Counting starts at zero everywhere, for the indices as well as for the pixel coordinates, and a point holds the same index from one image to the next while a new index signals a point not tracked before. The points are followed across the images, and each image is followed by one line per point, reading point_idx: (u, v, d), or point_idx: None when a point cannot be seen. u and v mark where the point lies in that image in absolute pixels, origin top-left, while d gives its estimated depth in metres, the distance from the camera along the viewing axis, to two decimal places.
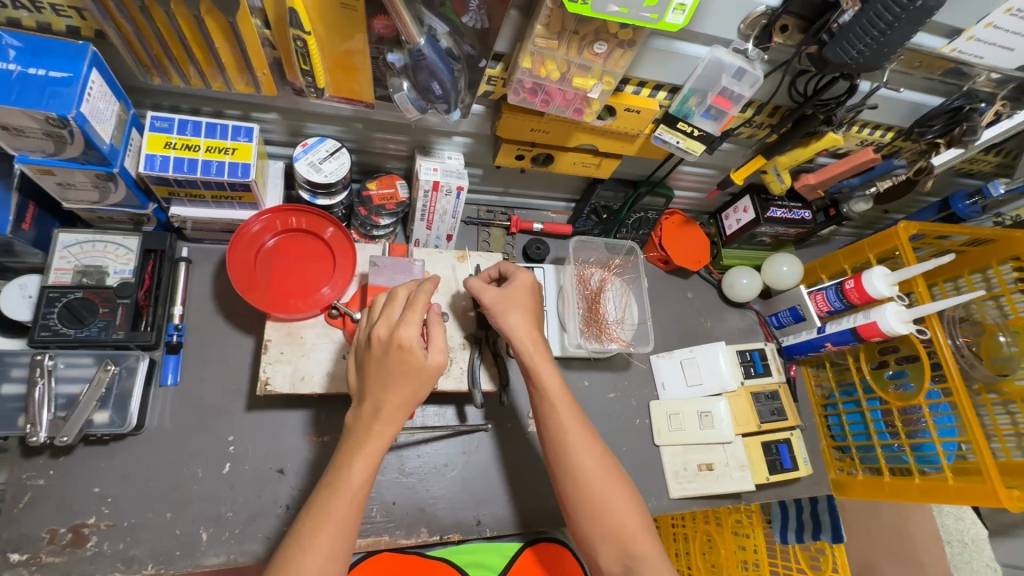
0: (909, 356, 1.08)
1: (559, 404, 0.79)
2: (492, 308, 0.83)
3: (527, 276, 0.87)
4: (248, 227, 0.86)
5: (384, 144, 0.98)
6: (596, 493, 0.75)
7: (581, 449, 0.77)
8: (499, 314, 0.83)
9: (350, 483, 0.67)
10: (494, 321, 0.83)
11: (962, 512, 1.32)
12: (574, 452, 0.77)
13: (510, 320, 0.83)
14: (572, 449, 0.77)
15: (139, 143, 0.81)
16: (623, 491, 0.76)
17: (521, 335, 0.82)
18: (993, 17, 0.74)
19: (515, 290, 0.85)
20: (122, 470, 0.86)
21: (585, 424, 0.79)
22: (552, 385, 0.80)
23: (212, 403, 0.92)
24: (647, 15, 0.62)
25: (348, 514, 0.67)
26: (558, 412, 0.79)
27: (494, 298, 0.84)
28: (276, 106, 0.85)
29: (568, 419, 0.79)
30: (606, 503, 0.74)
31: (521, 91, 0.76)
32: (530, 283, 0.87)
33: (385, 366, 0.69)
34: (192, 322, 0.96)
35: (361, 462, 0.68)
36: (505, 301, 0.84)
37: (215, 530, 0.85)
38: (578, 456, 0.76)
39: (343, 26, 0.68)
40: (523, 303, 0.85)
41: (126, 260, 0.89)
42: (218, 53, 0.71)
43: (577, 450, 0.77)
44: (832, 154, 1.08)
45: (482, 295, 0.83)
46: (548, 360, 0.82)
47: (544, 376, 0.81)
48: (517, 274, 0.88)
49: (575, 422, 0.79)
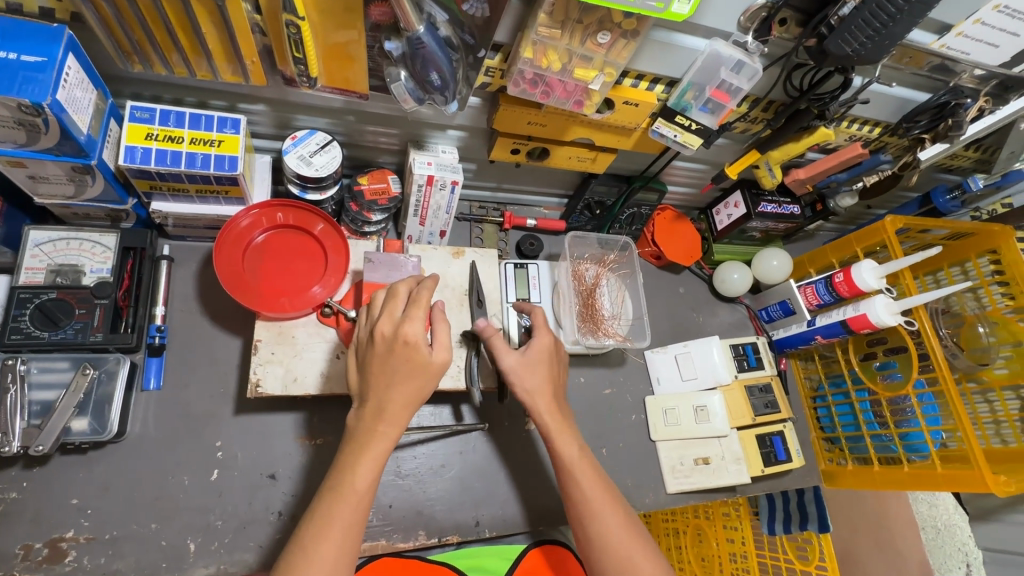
0: (896, 347, 1.11)
1: (580, 471, 0.80)
2: (511, 372, 0.84)
3: (549, 338, 0.88)
4: (236, 221, 0.83)
5: (375, 137, 0.95)
6: (624, 558, 0.74)
7: (607, 515, 0.77)
8: (518, 378, 0.84)
9: (355, 488, 0.65)
10: (511, 383, 0.84)
11: (936, 499, 1.38)
12: (598, 519, 0.76)
13: (523, 379, 0.84)
14: (596, 517, 0.77)
15: (118, 135, 0.76)
16: (649, 553, 0.75)
17: (534, 391, 0.84)
18: (982, 13, 0.76)
19: (537, 353, 0.86)
20: (102, 481, 0.81)
21: (607, 488, 0.79)
22: (573, 454, 0.81)
23: (198, 408, 0.88)
24: (653, 4, 0.61)
25: (354, 518, 0.64)
26: (581, 479, 0.79)
27: (518, 360, 0.85)
28: (264, 97, 0.82)
29: (591, 485, 0.79)
30: (634, 567, 0.73)
31: (521, 82, 0.74)
32: (550, 344, 0.88)
33: (389, 365, 0.67)
34: (175, 323, 0.91)
35: (366, 465, 0.66)
36: (527, 363, 0.85)
37: (204, 540, 0.82)
38: (603, 523, 0.76)
39: (338, 14, 0.65)
40: (544, 368, 0.86)
41: (104, 258, 0.85)
42: (205, 40, 0.67)
43: (602, 516, 0.76)
44: (821, 150, 1.09)
45: (504, 359, 0.84)
46: (565, 428, 0.83)
47: (562, 446, 0.82)
48: (538, 336, 0.88)
49: (598, 488, 0.79)
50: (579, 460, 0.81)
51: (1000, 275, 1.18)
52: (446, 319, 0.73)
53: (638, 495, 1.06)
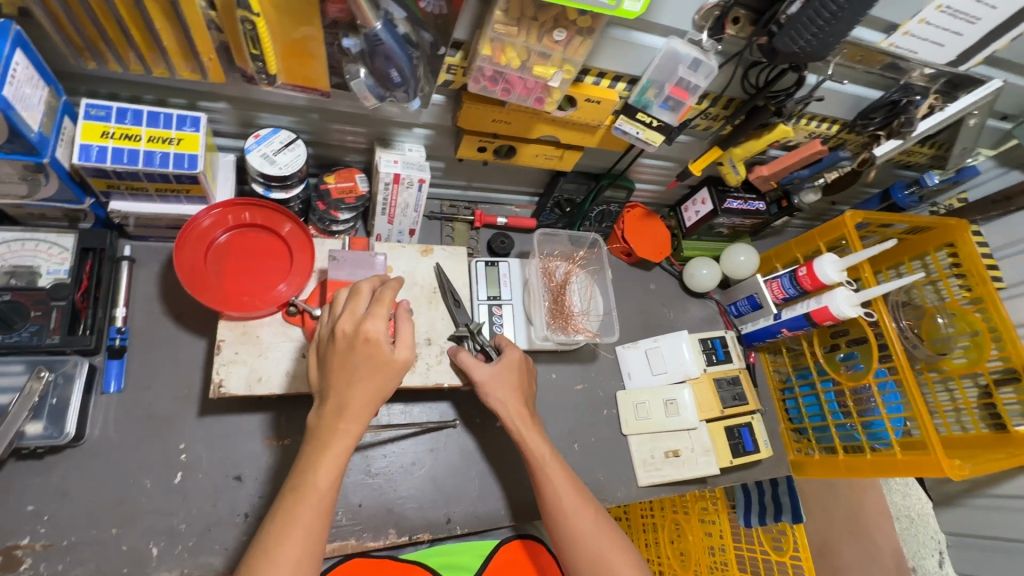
0: (858, 339, 1.14)
1: (550, 468, 0.84)
2: (484, 384, 0.88)
3: (517, 352, 0.93)
4: (197, 221, 0.82)
5: (342, 136, 0.95)
6: (597, 553, 0.78)
7: (578, 511, 0.81)
8: (491, 391, 0.89)
9: (317, 487, 0.65)
10: (485, 395, 0.89)
11: (908, 489, 1.40)
12: (570, 514, 0.81)
13: (492, 391, 0.89)
14: (567, 513, 0.81)
15: (72, 133, 0.75)
16: (622, 551, 0.78)
17: (506, 398, 0.89)
18: (925, 12, 0.79)
19: (507, 365, 0.91)
20: (60, 486, 0.79)
21: (576, 486, 0.84)
22: (542, 452, 0.86)
23: (161, 410, 0.86)
24: (605, 1, 0.62)
25: (317, 517, 0.64)
26: (552, 475, 0.84)
27: (485, 375, 0.88)
28: (225, 95, 0.81)
29: (559, 483, 0.83)
30: (608, 564, 0.77)
31: (481, 79, 0.75)
32: (519, 355, 0.93)
33: (352, 364, 0.67)
34: (136, 324, 0.90)
35: (328, 464, 0.66)
36: (496, 378, 0.89)
37: (167, 544, 0.80)
38: (575, 517, 0.80)
39: (295, 11, 0.66)
40: (512, 378, 0.91)
41: (61, 260, 0.83)
42: (161, 38, 0.67)
43: (574, 511, 0.81)
44: (782, 147, 1.12)
45: (476, 374, 0.88)
46: (536, 430, 0.88)
47: (533, 445, 0.86)
48: (508, 350, 0.93)
49: (567, 485, 0.83)
50: (548, 457, 0.85)
51: (958, 267, 1.22)
52: (410, 317, 0.73)
53: (610, 489, 1.07)
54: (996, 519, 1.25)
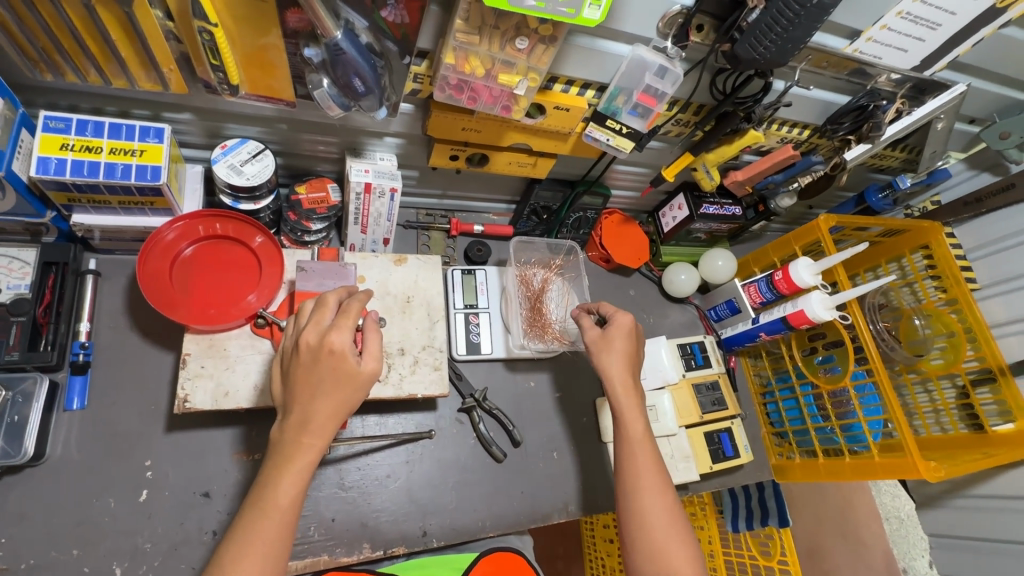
0: (835, 342, 1.14)
1: (640, 449, 0.85)
2: (592, 343, 0.94)
3: (627, 318, 0.95)
4: (160, 234, 0.81)
5: (312, 146, 0.94)
6: (658, 542, 0.77)
7: (652, 498, 0.80)
8: (598, 352, 0.93)
9: (278, 503, 0.64)
10: (591, 354, 0.94)
11: (897, 490, 1.39)
12: (644, 499, 0.80)
13: (596, 352, 0.93)
14: (638, 495, 0.81)
15: (30, 145, 0.74)
16: (684, 545, 0.77)
17: (610, 363, 0.92)
18: (886, 19, 0.80)
19: (614, 331, 0.94)
20: (17, 508, 0.77)
21: (660, 474, 0.83)
22: (639, 432, 0.86)
23: (126, 426, 0.85)
24: (564, 10, 0.62)
25: (278, 533, 0.63)
26: (641, 457, 0.84)
27: (594, 334, 0.95)
28: (190, 106, 0.81)
29: (643, 463, 0.83)
30: (662, 553, 0.76)
31: (447, 88, 0.75)
32: (629, 326, 0.94)
33: (315, 377, 0.66)
34: (101, 340, 0.88)
35: (288, 481, 0.64)
36: (604, 337, 0.94)
37: (131, 564, 0.78)
38: (648, 506, 0.80)
39: (254, 19, 0.65)
40: (619, 346, 0.93)
41: (22, 274, 0.82)
42: (118, 49, 0.66)
43: (649, 495, 0.80)
44: (755, 152, 1.13)
45: (587, 333, 0.96)
46: (637, 407, 0.88)
47: (628, 421, 0.87)
48: (618, 316, 0.95)
49: (650, 470, 0.83)
50: (640, 437, 0.86)
51: (933, 269, 1.23)
52: (378, 328, 0.71)
53: (592, 498, 1.06)
54: (978, 519, 1.25)
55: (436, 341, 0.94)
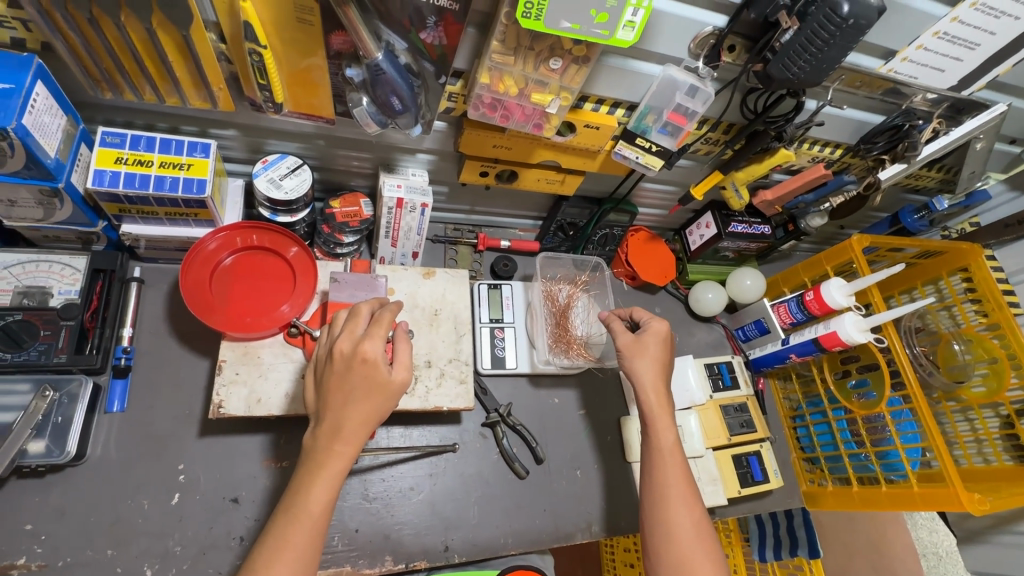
0: (869, 365, 1.11)
1: (670, 462, 0.83)
2: (624, 349, 0.92)
3: (662, 325, 0.94)
4: (203, 244, 0.84)
5: (347, 162, 0.97)
6: (686, 555, 0.75)
7: (680, 510, 0.79)
8: (629, 355, 0.91)
9: (309, 510, 0.64)
10: (622, 360, 0.92)
11: (935, 524, 1.32)
12: (671, 510, 0.79)
13: (628, 359, 0.92)
14: (665, 507, 0.79)
15: (87, 159, 0.78)
16: (711, 562, 0.75)
17: (641, 369, 0.90)
18: (923, 39, 0.79)
19: (649, 336, 0.93)
20: (57, 505, 0.80)
21: (689, 487, 0.81)
22: (669, 444, 0.84)
23: (162, 430, 0.87)
24: (598, 31, 0.64)
25: (309, 539, 0.64)
26: (669, 468, 0.82)
27: (626, 341, 0.93)
28: (235, 123, 0.84)
29: (672, 474, 0.82)
30: (689, 568, 0.74)
31: (481, 106, 0.77)
32: (663, 334, 0.93)
33: (351, 388, 0.67)
34: (142, 345, 0.91)
35: (322, 486, 0.65)
36: (637, 342, 0.92)
37: (161, 566, 0.80)
38: (676, 519, 0.78)
39: (301, 41, 0.68)
40: (653, 352, 0.91)
41: (72, 280, 0.85)
42: (174, 69, 0.70)
43: (677, 508, 0.79)
44: (785, 171, 1.12)
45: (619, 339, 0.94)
46: (668, 416, 0.87)
47: (660, 429, 0.86)
48: (653, 323, 0.94)
49: (680, 482, 0.81)
50: (671, 449, 0.84)
51: (973, 293, 1.19)
52: (408, 339, 0.73)
53: (615, 519, 1.04)
54: None
55: (462, 355, 0.95)
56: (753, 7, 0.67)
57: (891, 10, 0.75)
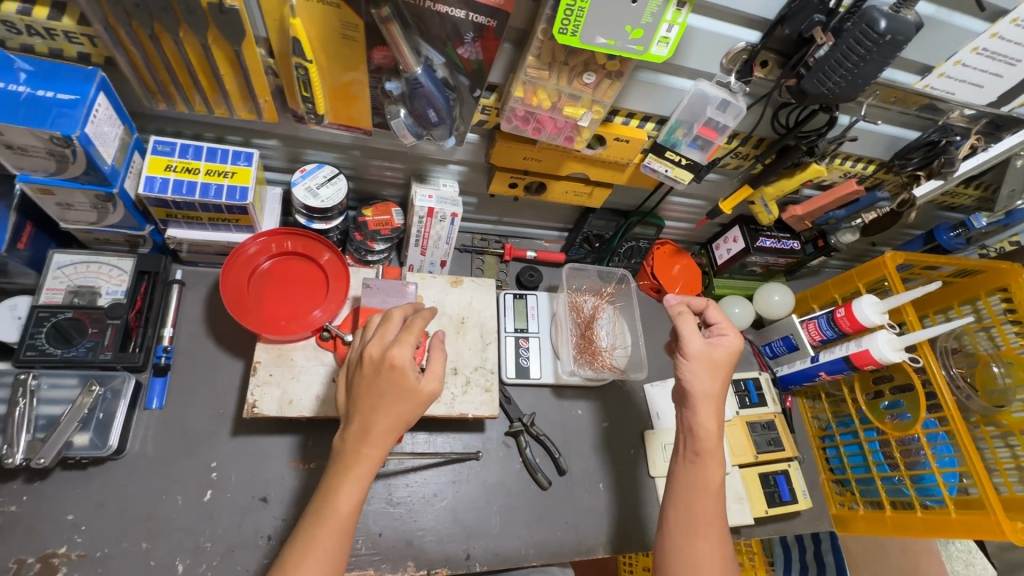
0: (903, 386, 1.08)
1: (708, 496, 0.81)
2: (691, 359, 0.85)
3: (735, 340, 0.87)
4: (243, 248, 0.87)
5: (381, 172, 1.00)
6: None
7: (705, 544, 0.77)
8: (693, 367, 0.84)
9: (338, 511, 0.66)
10: (687, 369, 0.85)
11: (972, 557, 1.19)
12: (694, 540, 0.77)
13: (698, 373, 0.84)
14: (685, 532, 0.78)
15: (140, 166, 0.82)
16: None
17: (708, 392, 0.84)
18: (961, 55, 0.79)
19: (719, 354, 0.86)
20: (96, 498, 0.82)
21: (720, 521, 0.80)
22: (713, 480, 0.81)
23: (197, 428, 0.90)
24: (633, 47, 0.65)
25: (335, 542, 0.65)
26: (702, 501, 0.80)
27: (699, 350, 0.85)
28: (276, 133, 0.88)
29: (704, 506, 0.80)
30: None
31: (514, 119, 0.79)
32: (733, 349, 0.87)
33: (380, 397, 0.68)
34: (181, 345, 0.95)
35: (351, 489, 0.67)
36: (711, 357, 0.85)
37: (192, 562, 0.82)
38: (697, 547, 0.77)
39: (346, 56, 0.71)
40: (717, 370, 0.85)
41: (119, 281, 0.89)
42: (224, 81, 0.74)
43: (703, 542, 0.77)
44: (816, 187, 1.11)
45: (691, 343, 0.85)
46: (720, 451, 0.83)
47: (705, 460, 0.82)
48: (726, 336, 0.88)
49: (711, 516, 0.79)
50: (711, 483, 0.81)
51: (1013, 313, 1.15)
52: (442, 348, 0.74)
53: (638, 534, 1.03)
54: None
55: (488, 363, 0.96)
56: (786, 23, 0.68)
57: (928, 26, 0.74)
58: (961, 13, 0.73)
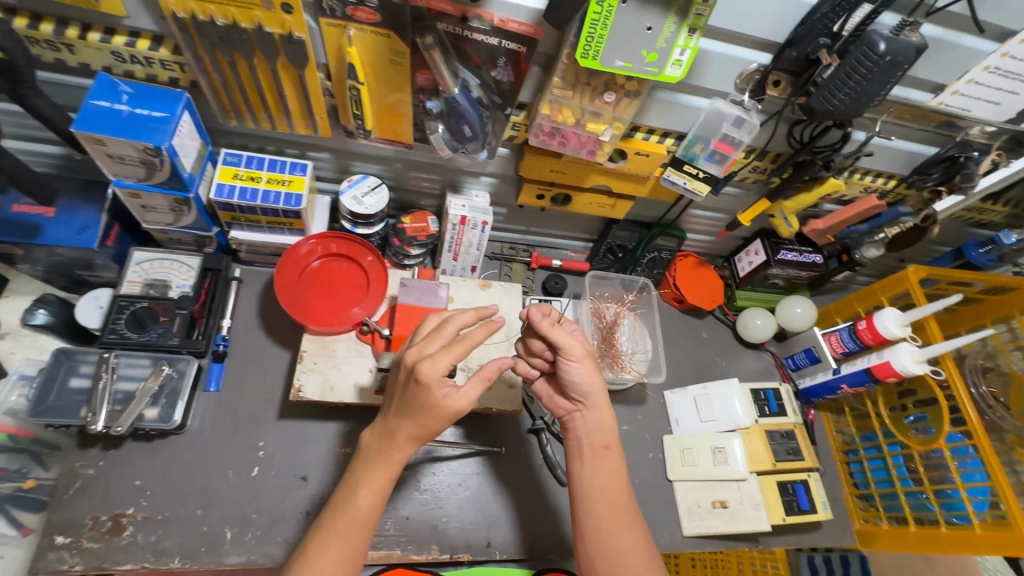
0: (926, 400, 1.08)
1: (614, 488, 0.83)
2: (573, 357, 0.81)
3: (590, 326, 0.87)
4: (297, 249, 0.97)
5: (419, 183, 1.09)
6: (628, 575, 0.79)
7: (626, 534, 0.81)
8: (574, 361, 0.81)
9: (357, 509, 0.74)
10: (569, 368, 0.81)
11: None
12: (614, 533, 0.80)
13: (586, 373, 0.82)
14: (606, 532, 0.80)
15: (212, 174, 0.94)
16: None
17: (596, 389, 0.83)
18: (972, 74, 0.81)
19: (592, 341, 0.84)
20: (160, 468, 0.92)
21: (630, 508, 0.83)
22: (616, 470, 0.84)
23: (249, 410, 0.99)
24: (649, 69, 0.72)
25: (350, 534, 0.73)
26: (616, 491, 0.83)
27: (583, 350, 0.82)
28: (328, 147, 0.98)
29: (613, 499, 0.82)
30: None
31: (541, 134, 0.86)
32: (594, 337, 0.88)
33: (411, 404, 0.73)
34: (237, 335, 1.05)
35: (369, 484, 0.76)
36: (594, 353, 0.84)
37: (240, 531, 0.90)
38: (619, 539, 0.80)
39: (392, 79, 0.81)
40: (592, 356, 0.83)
41: (188, 276, 1.00)
42: (288, 101, 0.84)
43: (622, 532, 0.81)
44: (837, 201, 1.14)
45: (576, 343, 0.81)
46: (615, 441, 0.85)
47: (606, 457, 0.84)
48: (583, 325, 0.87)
49: (625, 507, 0.83)
50: (616, 477, 0.84)
51: None
52: (486, 382, 0.75)
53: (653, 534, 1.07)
54: None
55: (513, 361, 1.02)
56: (794, 46, 0.73)
57: (936, 48, 0.78)
58: (970, 35, 0.77)
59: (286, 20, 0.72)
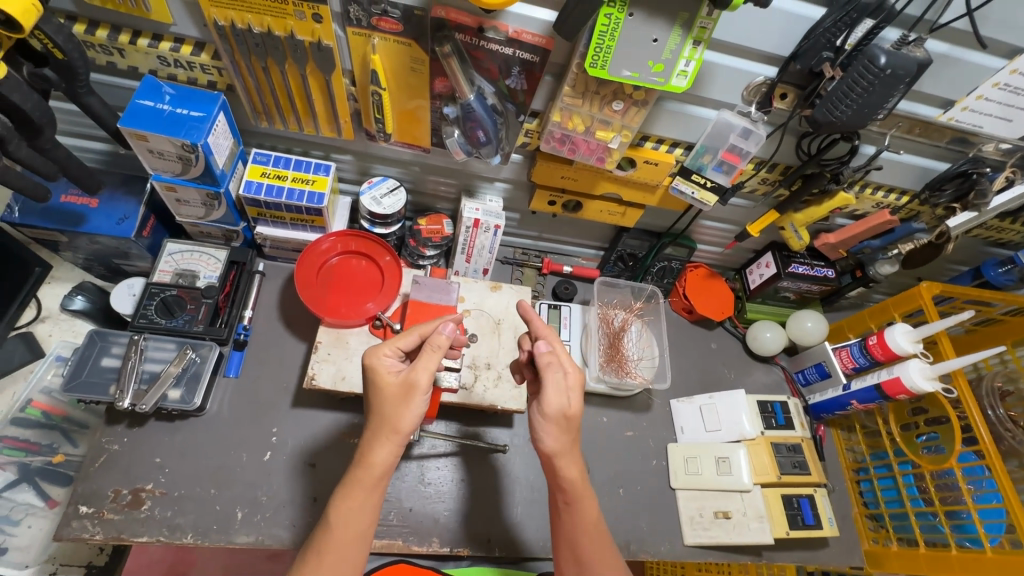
0: (939, 419, 1.06)
1: (593, 537, 0.78)
2: (543, 414, 0.76)
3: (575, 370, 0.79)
4: (317, 244, 1.02)
5: (436, 186, 1.14)
6: None
7: None
8: (542, 420, 0.77)
9: (331, 525, 0.72)
10: (536, 424, 0.77)
11: None
12: None
13: (551, 433, 0.76)
14: None
15: (241, 172, 1.00)
16: None
17: (563, 448, 0.77)
18: (982, 89, 0.82)
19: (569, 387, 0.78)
20: (180, 447, 0.97)
21: (612, 556, 0.78)
22: (591, 518, 0.79)
23: (266, 397, 1.04)
24: (656, 78, 0.75)
25: (338, 556, 0.71)
26: (587, 543, 0.78)
27: (559, 409, 0.76)
28: (351, 150, 1.04)
29: (593, 549, 0.77)
30: None
31: (552, 140, 0.90)
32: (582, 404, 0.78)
33: (366, 395, 0.77)
34: (258, 326, 1.10)
35: (343, 503, 0.73)
36: (566, 416, 0.76)
37: (250, 511, 0.94)
38: None
39: (413, 88, 0.86)
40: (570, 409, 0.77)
41: (214, 268, 1.05)
42: (315, 105, 0.90)
43: None
44: (849, 216, 1.14)
45: (547, 399, 0.76)
46: (591, 492, 0.79)
47: (586, 507, 0.79)
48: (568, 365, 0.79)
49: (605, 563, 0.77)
50: (593, 526, 0.78)
51: None
52: (434, 358, 0.75)
53: (652, 539, 1.07)
54: None
55: None
56: (798, 60, 0.76)
57: (942, 64, 0.80)
58: (977, 51, 0.78)
59: (315, 29, 0.77)
